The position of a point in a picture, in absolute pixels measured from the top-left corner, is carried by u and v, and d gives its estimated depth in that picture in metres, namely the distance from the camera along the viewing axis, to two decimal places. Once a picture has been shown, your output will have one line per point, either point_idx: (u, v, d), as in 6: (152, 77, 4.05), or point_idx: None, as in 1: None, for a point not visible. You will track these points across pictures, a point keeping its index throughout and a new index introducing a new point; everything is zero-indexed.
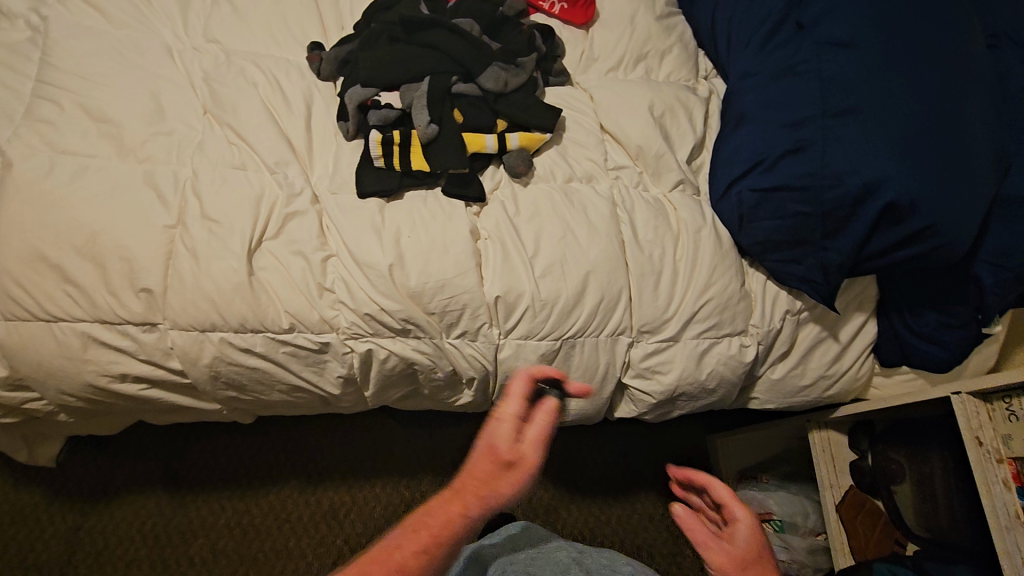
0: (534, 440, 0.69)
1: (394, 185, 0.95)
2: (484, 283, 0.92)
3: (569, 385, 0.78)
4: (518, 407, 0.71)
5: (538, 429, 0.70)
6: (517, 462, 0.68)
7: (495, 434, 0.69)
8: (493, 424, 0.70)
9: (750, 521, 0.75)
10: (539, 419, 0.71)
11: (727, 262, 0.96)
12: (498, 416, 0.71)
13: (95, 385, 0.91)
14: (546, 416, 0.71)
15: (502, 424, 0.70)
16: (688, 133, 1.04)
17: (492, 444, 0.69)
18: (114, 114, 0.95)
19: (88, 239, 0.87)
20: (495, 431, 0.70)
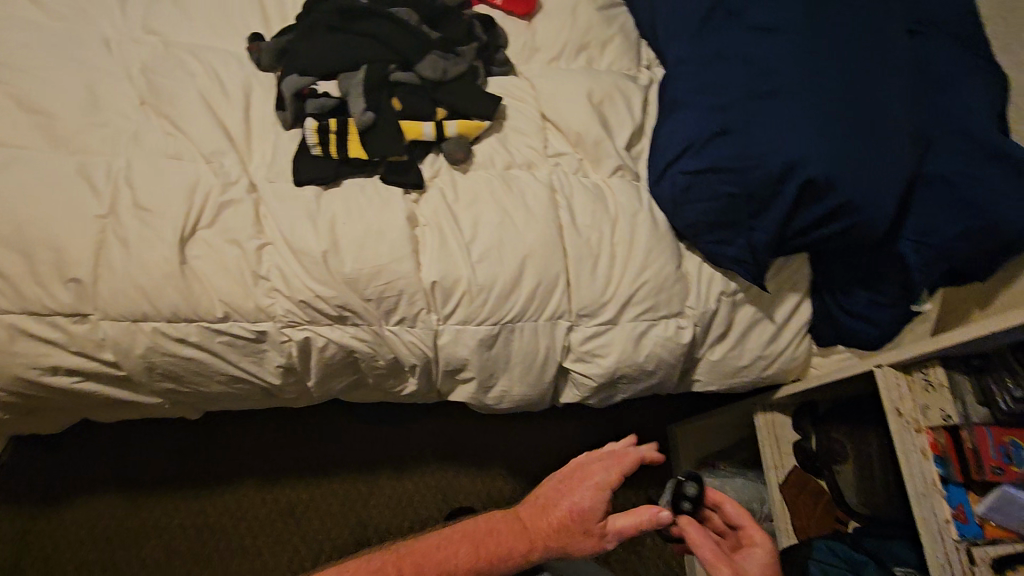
0: (614, 531, 0.81)
1: (331, 172, 0.95)
2: (421, 268, 0.93)
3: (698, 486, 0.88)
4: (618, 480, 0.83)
5: (624, 521, 0.81)
6: (595, 538, 0.82)
7: (584, 505, 0.82)
8: (589, 495, 0.83)
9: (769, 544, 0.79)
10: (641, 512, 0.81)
11: (663, 245, 0.97)
12: (593, 488, 0.83)
13: (25, 378, 0.89)
14: (637, 518, 0.80)
15: (595, 501, 0.82)
16: (626, 120, 1.06)
17: (580, 512, 0.83)
18: (45, 104, 0.94)
19: (14, 229, 0.86)
20: (588, 502, 0.83)
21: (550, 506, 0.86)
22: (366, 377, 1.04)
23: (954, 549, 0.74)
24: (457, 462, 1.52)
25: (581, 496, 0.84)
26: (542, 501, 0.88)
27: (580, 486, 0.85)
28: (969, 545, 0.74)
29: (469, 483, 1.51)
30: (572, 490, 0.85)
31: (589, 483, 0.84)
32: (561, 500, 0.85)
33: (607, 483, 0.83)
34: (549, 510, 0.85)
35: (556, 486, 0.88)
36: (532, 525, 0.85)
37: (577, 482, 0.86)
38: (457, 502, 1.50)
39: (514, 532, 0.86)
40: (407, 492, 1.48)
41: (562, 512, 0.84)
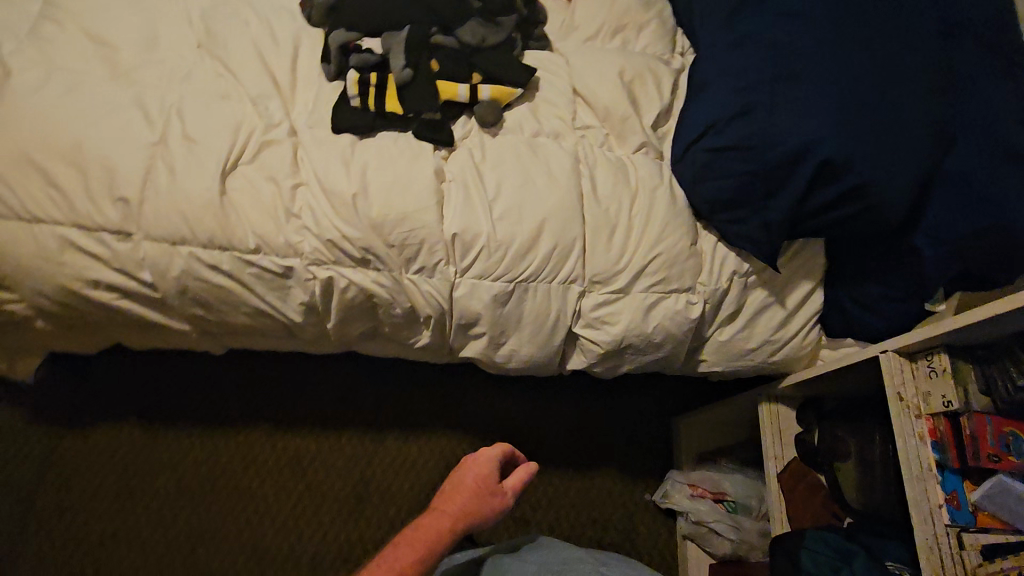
0: (513, 487, 0.93)
1: (368, 123, 1.00)
2: (444, 220, 0.97)
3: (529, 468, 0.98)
4: (500, 450, 0.97)
5: (512, 479, 0.95)
6: (501, 501, 0.92)
7: (489, 472, 0.92)
8: (488, 464, 0.93)
9: None
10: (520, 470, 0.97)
11: (679, 221, 0.99)
12: (488, 458, 0.94)
13: (68, 289, 0.96)
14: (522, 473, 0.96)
15: (493, 467, 0.93)
16: (655, 99, 1.08)
17: (487, 480, 0.91)
18: (114, 41, 1.02)
19: (73, 147, 0.93)
20: (489, 470, 0.92)
21: (457, 494, 0.88)
22: (381, 326, 1.08)
23: (943, 533, 0.76)
24: (460, 432, 1.54)
25: (481, 468, 0.92)
26: (443, 496, 0.88)
27: (472, 467, 0.93)
28: (958, 530, 0.75)
29: (471, 453, 1.54)
30: (468, 472, 0.91)
31: (483, 457, 0.94)
32: (466, 483, 0.90)
33: (494, 454, 0.95)
34: (459, 494, 0.88)
35: (449, 483, 0.90)
36: (450, 509, 0.86)
37: (466, 468, 0.93)
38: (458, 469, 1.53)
39: (438, 519, 0.85)
40: (409, 455, 1.52)
41: (473, 487, 0.89)
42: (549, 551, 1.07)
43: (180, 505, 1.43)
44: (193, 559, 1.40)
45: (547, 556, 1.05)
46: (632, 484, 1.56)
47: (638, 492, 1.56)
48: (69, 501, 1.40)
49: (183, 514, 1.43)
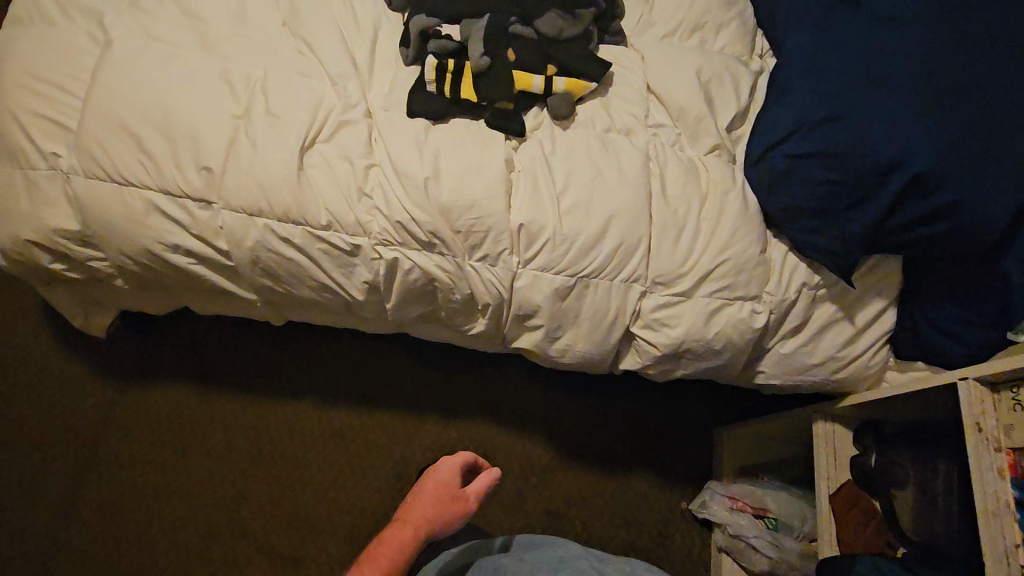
0: (473, 493, 1.02)
1: (442, 109, 1.01)
2: (511, 210, 0.97)
3: (486, 478, 1.04)
4: (460, 455, 1.07)
5: (476, 485, 1.03)
6: (461, 506, 1.01)
7: (449, 483, 1.02)
8: (448, 473, 1.03)
9: None
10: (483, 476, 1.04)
11: (750, 227, 0.96)
12: (450, 470, 1.04)
13: (150, 251, 1.01)
14: (484, 478, 1.03)
15: (453, 475, 1.03)
16: (733, 100, 1.05)
17: (445, 488, 1.00)
18: (204, 14, 1.05)
19: (164, 116, 0.97)
20: (448, 477, 1.03)
21: (416, 504, 0.98)
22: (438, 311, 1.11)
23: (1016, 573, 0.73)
24: (499, 420, 1.56)
25: (441, 471, 1.03)
26: (405, 506, 0.99)
27: (435, 476, 1.03)
28: None
29: (508, 444, 1.55)
30: (429, 482, 1.02)
31: (444, 468, 1.04)
32: (425, 493, 1.00)
33: (455, 458, 1.06)
34: (419, 502, 0.98)
35: (412, 490, 1.02)
36: (411, 516, 0.96)
37: (428, 480, 1.03)
38: (494, 458, 1.54)
39: (398, 530, 0.93)
40: (447, 440, 1.54)
41: (430, 498, 0.99)
42: (544, 551, 1.08)
43: (228, 466, 1.49)
44: (239, 519, 1.46)
45: (544, 554, 1.07)
46: (668, 489, 1.54)
47: (673, 498, 1.54)
48: (128, 451, 1.48)
49: (231, 474, 1.49)
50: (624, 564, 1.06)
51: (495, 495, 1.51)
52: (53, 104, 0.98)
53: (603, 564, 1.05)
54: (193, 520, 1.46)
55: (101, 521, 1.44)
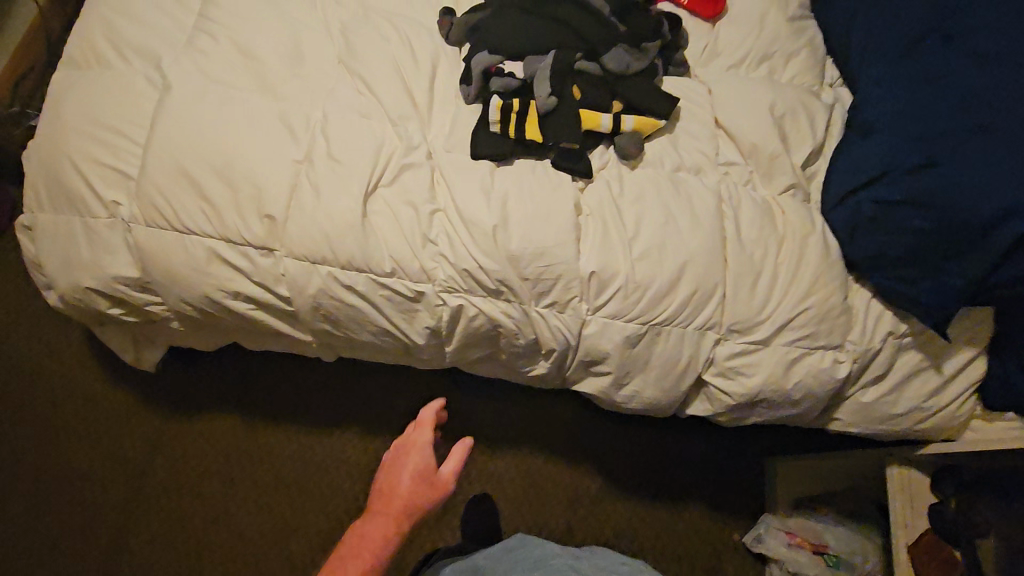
0: (449, 472, 0.93)
1: (507, 150, 0.98)
2: (581, 257, 0.94)
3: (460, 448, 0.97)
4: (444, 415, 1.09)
5: (451, 465, 0.95)
6: (439, 490, 0.93)
7: (422, 468, 0.94)
8: (421, 455, 0.95)
9: None
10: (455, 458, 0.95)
11: (832, 273, 0.92)
12: (427, 427, 0.98)
13: (211, 298, 0.99)
14: (459, 453, 0.95)
15: (428, 456, 0.95)
16: (808, 136, 1.01)
17: (424, 468, 0.94)
18: (261, 53, 1.02)
19: (225, 163, 0.95)
20: (422, 462, 0.95)
21: (393, 488, 0.93)
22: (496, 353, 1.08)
23: None
24: (547, 451, 1.53)
25: (416, 456, 0.96)
26: (378, 493, 0.94)
27: (408, 459, 0.96)
28: None
29: (555, 473, 1.52)
30: (410, 457, 0.96)
31: (426, 425, 0.98)
32: (402, 477, 0.94)
33: (422, 442, 0.97)
34: (395, 490, 0.92)
35: (386, 472, 0.96)
36: (389, 507, 0.91)
37: (407, 454, 0.96)
38: (542, 489, 1.51)
39: (378, 517, 0.90)
40: (493, 471, 1.51)
41: (406, 485, 0.92)
42: (523, 551, 1.14)
43: (275, 498, 1.48)
44: (288, 551, 1.45)
45: (521, 553, 1.14)
46: (720, 521, 1.51)
47: (725, 530, 1.51)
48: (175, 483, 1.48)
49: (278, 506, 1.48)
50: (606, 563, 1.11)
51: (544, 526, 1.49)
52: (114, 151, 0.96)
53: (582, 564, 1.10)
54: (242, 553, 1.45)
55: (151, 554, 1.44)
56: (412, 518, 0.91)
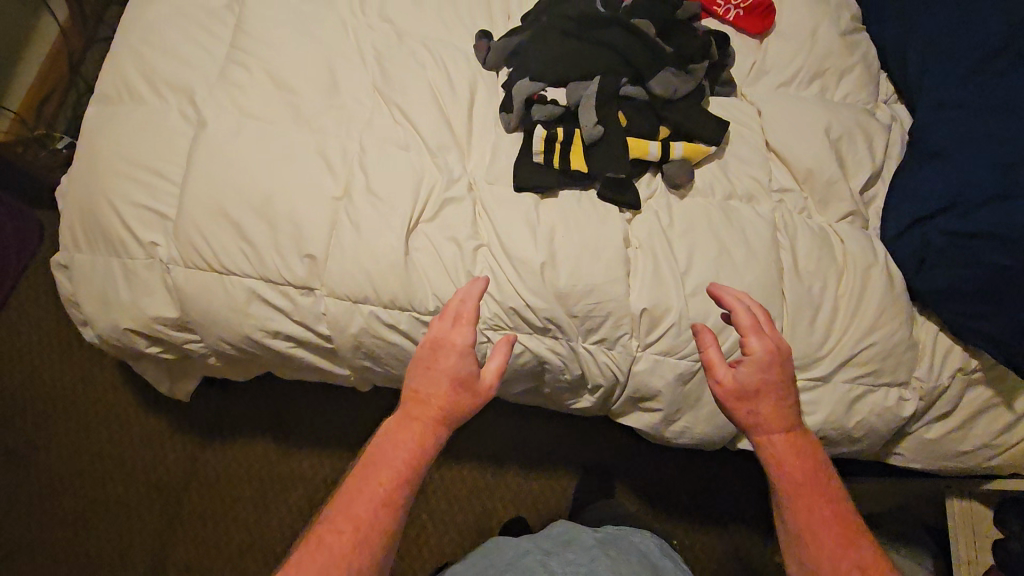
0: (493, 381, 0.79)
1: (551, 181, 0.94)
2: (631, 293, 0.90)
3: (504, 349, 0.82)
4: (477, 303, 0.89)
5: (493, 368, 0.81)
6: (480, 397, 0.80)
7: (462, 373, 0.79)
8: (458, 359, 0.79)
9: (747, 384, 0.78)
10: (497, 359, 0.81)
11: (897, 307, 0.88)
12: (468, 327, 0.81)
13: (251, 338, 0.97)
14: (502, 356, 0.80)
15: (466, 359, 0.80)
16: (866, 161, 0.96)
17: (462, 373, 0.79)
18: (296, 84, 1.00)
19: (264, 201, 0.93)
20: (460, 367, 0.80)
21: (427, 392, 0.79)
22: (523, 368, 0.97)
23: None
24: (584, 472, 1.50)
25: (450, 359, 0.80)
26: (412, 395, 0.80)
27: (443, 361, 0.80)
28: None
29: None
30: (444, 356, 0.80)
31: (467, 325, 0.81)
32: (438, 380, 0.80)
33: (462, 345, 0.80)
34: (430, 397, 0.79)
35: (417, 372, 0.81)
36: (423, 415, 0.78)
37: (443, 354, 0.80)
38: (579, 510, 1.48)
39: (411, 426, 0.78)
40: (528, 490, 1.48)
41: (444, 391, 0.79)
42: (498, 553, 1.00)
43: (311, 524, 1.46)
44: None
45: (498, 555, 1.00)
46: (762, 542, 1.47)
47: (767, 552, 1.47)
48: (210, 509, 1.47)
49: None
50: (576, 551, 0.97)
51: None
52: (151, 191, 0.95)
53: (551, 558, 0.96)
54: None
55: None
56: (448, 426, 0.80)
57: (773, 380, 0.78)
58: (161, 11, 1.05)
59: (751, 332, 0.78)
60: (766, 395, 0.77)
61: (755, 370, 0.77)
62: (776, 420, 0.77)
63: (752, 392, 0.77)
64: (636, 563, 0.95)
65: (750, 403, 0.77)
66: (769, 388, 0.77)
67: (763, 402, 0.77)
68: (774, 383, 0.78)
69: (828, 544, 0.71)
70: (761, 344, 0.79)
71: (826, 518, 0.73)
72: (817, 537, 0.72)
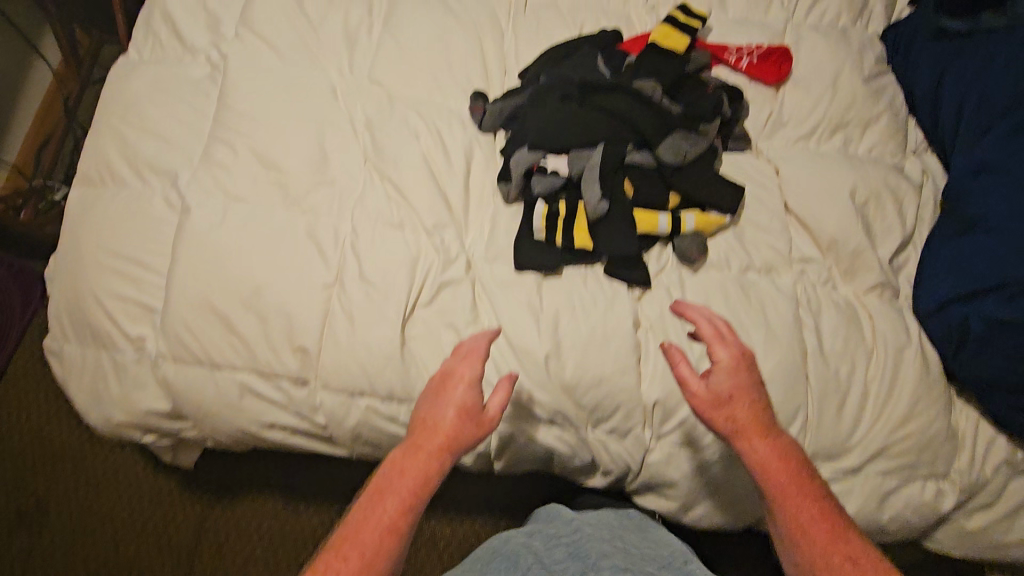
0: (498, 412, 0.74)
1: (555, 260, 0.88)
2: (643, 383, 0.85)
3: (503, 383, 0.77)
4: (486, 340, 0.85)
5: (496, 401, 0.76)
6: (483, 430, 0.75)
7: (469, 403, 0.75)
8: (460, 390, 0.76)
9: (720, 388, 0.73)
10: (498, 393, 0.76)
11: (933, 393, 0.81)
12: (475, 359, 0.78)
13: (245, 430, 0.93)
14: (508, 387, 0.76)
15: (468, 391, 0.76)
16: (896, 227, 0.89)
17: (465, 404, 0.75)
18: (283, 162, 0.95)
19: (253, 293, 0.88)
20: (463, 399, 0.76)
21: (430, 424, 0.75)
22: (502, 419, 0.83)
23: None
24: None
25: (453, 391, 0.77)
26: (417, 428, 0.76)
27: (448, 393, 0.77)
28: None
29: None
30: (449, 387, 0.77)
31: (474, 357, 0.79)
32: (442, 412, 0.76)
33: (465, 377, 0.77)
34: (435, 429, 0.74)
35: (424, 406, 0.78)
36: (427, 446, 0.74)
37: (447, 387, 0.77)
38: None
39: (417, 456, 0.73)
40: None
41: (450, 422, 0.74)
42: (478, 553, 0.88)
43: None
44: None
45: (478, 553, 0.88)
46: None
47: None
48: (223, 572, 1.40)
49: None
50: (560, 530, 0.89)
51: None
52: (138, 285, 0.91)
53: (536, 547, 0.86)
54: None
55: None
56: (453, 457, 0.74)
57: (745, 385, 0.74)
58: (143, 86, 1.01)
59: (717, 341, 0.76)
60: (743, 401, 0.74)
61: (725, 377, 0.74)
62: (752, 423, 0.73)
63: (726, 398, 0.73)
64: (629, 537, 0.88)
65: (726, 410, 0.73)
66: (744, 395, 0.74)
67: (739, 408, 0.73)
68: (749, 390, 0.75)
69: (833, 555, 0.66)
70: (730, 352, 0.76)
71: (823, 526, 0.68)
72: (821, 549, 0.67)
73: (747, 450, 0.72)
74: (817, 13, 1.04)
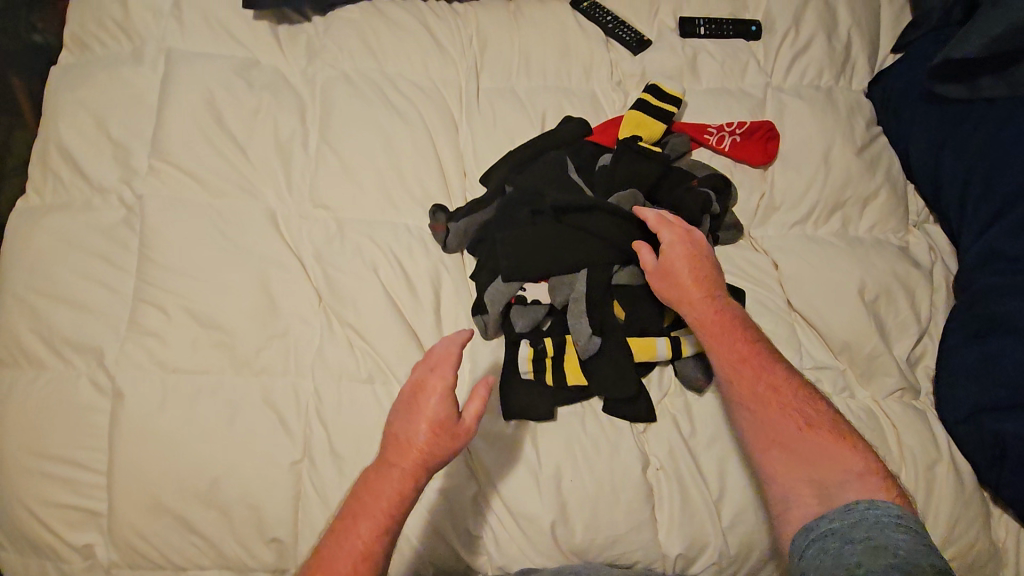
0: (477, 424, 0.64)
1: (547, 406, 0.78)
2: (661, 534, 0.76)
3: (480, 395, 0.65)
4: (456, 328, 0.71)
5: (473, 407, 0.66)
6: (460, 438, 0.65)
7: (444, 417, 0.64)
8: (433, 399, 0.64)
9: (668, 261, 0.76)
10: (474, 402, 0.65)
11: (971, 513, 0.75)
12: (449, 366, 0.66)
13: None
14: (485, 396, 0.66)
15: (443, 400, 0.65)
16: (910, 322, 0.83)
17: (441, 416, 0.64)
18: (224, 319, 0.83)
19: (210, 484, 0.77)
20: (436, 409, 0.64)
21: (402, 432, 0.65)
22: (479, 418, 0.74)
23: None
24: None
25: (426, 401, 0.65)
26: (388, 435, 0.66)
27: (420, 401, 0.65)
28: None
29: None
30: (419, 395, 0.66)
31: (446, 364, 0.65)
32: (413, 420, 0.65)
33: (439, 385, 0.65)
34: (406, 439, 0.64)
35: (395, 412, 0.67)
36: (401, 461, 0.64)
37: (418, 396, 0.66)
38: None
39: (391, 474, 0.64)
40: None
41: (424, 435, 0.64)
42: None
43: None
44: None
45: None
46: None
47: None
48: None
49: None
50: None
51: None
52: (75, 488, 0.79)
53: None
54: None
55: None
56: (432, 473, 0.65)
57: (693, 256, 0.76)
58: (49, 243, 0.86)
59: (660, 223, 0.77)
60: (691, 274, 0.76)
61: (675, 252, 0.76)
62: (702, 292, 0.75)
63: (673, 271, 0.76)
64: None
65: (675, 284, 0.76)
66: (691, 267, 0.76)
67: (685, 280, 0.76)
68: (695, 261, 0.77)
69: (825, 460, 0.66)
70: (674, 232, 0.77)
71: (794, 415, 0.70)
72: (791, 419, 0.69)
73: (692, 314, 0.75)
74: (794, 78, 0.96)
